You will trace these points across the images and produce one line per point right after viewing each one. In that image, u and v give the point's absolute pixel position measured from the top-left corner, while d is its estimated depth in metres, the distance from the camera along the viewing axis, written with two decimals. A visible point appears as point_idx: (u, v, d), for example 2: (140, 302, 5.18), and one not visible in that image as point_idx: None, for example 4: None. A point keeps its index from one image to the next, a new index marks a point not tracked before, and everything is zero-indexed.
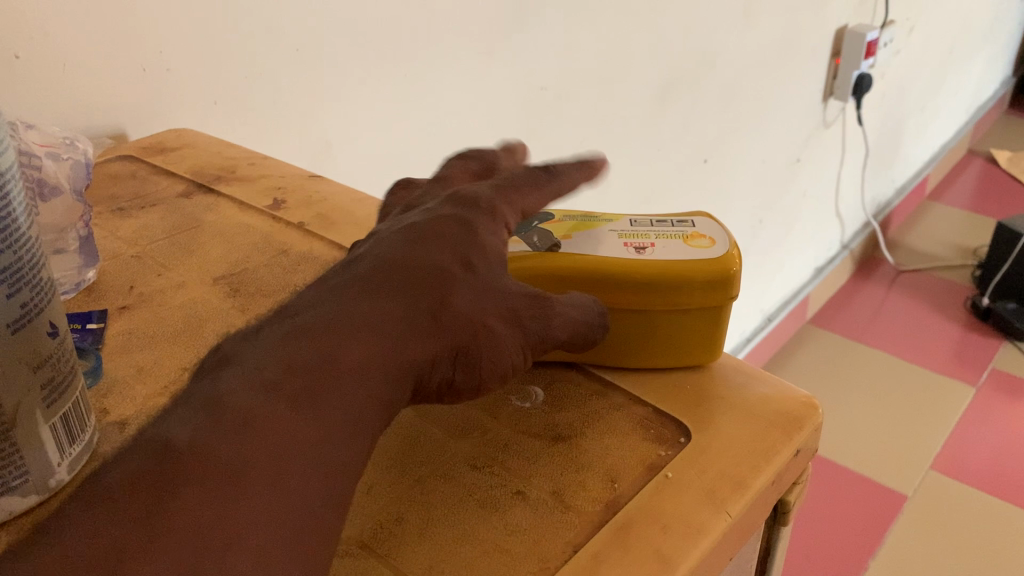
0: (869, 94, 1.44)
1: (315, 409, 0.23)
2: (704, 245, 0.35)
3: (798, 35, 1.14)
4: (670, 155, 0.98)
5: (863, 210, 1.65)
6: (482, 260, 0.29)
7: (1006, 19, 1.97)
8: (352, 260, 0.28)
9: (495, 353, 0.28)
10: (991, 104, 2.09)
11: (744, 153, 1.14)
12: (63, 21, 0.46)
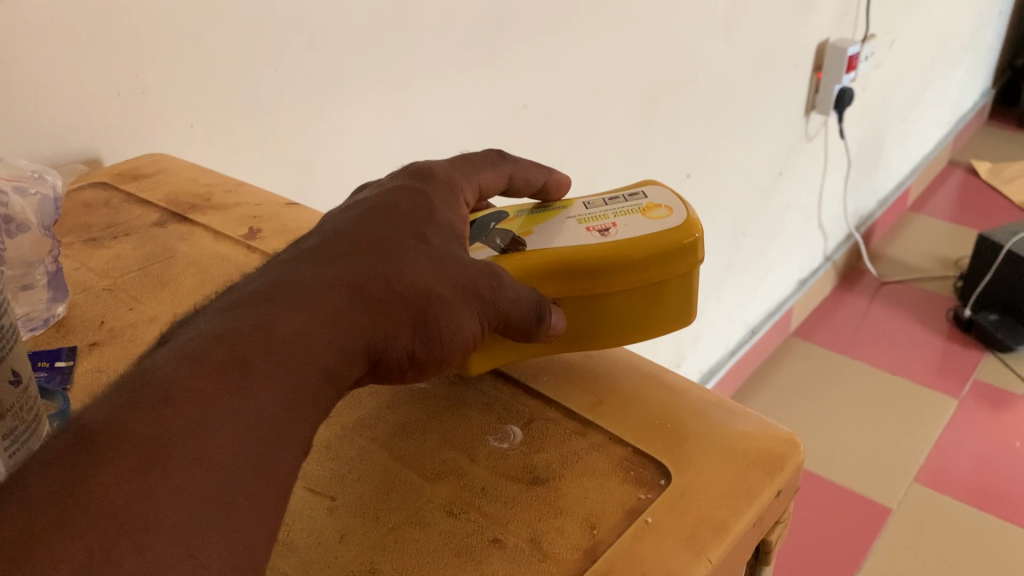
0: (851, 107, 1.45)
1: (248, 377, 0.25)
2: (660, 217, 0.38)
3: (779, 50, 1.15)
4: (653, 170, 0.98)
5: (845, 222, 1.65)
6: (434, 238, 0.32)
7: (986, 31, 1.98)
8: (307, 239, 0.31)
9: (446, 327, 0.30)
10: (972, 114, 2.10)
11: (727, 168, 1.14)
12: (34, 46, 0.46)
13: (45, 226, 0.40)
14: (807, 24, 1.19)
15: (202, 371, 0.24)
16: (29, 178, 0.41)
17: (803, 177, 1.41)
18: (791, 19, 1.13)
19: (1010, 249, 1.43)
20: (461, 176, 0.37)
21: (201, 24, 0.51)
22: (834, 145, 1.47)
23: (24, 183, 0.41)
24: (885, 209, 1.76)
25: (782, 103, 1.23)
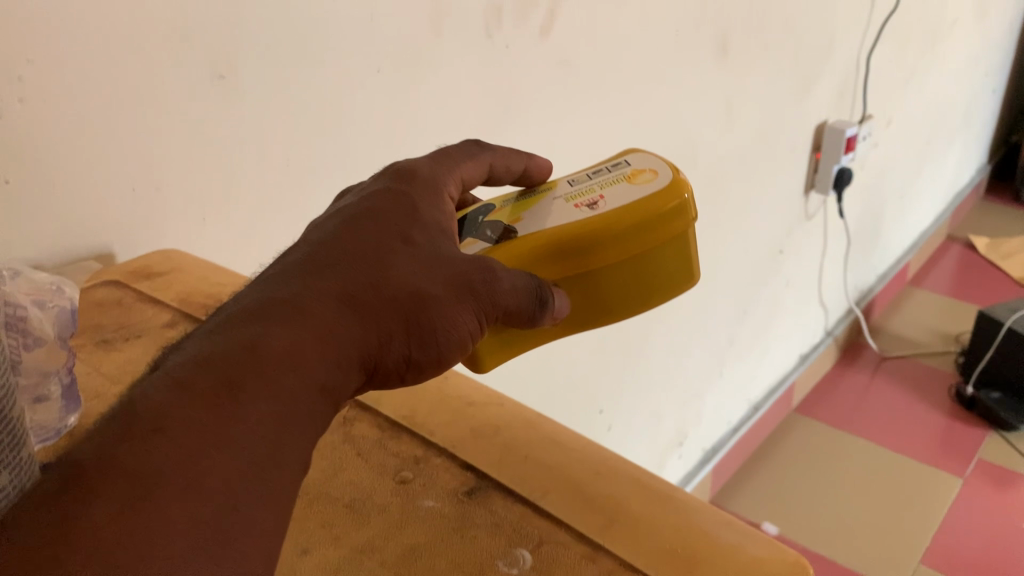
0: (849, 186, 1.46)
1: (244, 392, 0.27)
2: (643, 182, 0.42)
3: (778, 133, 1.16)
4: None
5: (846, 296, 1.66)
6: (418, 238, 0.34)
7: (981, 109, 2.01)
8: (290, 249, 0.33)
9: (436, 328, 0.33)
10: (970, 187, 2.12)
11: (728, 250, 1.15)
12: (54, 145, 0.47)
13: (63, 338, 0.41)
14: (805, 108, 1.21)
15: (195, 395, 0.26)
16: (49, 289, 0.42)
17: (803, 255, 1.42)
18: (788, 103, 1.15)
19: (1010, 326, 1.44)
20: (441, 172, 0.39)
21: (215, 121, 0.52)
22: (833, 223, 1.49)
23: (46, 295, 0.41)
24: (885, 283, 1.77)
25: (781, 185, 1.24)
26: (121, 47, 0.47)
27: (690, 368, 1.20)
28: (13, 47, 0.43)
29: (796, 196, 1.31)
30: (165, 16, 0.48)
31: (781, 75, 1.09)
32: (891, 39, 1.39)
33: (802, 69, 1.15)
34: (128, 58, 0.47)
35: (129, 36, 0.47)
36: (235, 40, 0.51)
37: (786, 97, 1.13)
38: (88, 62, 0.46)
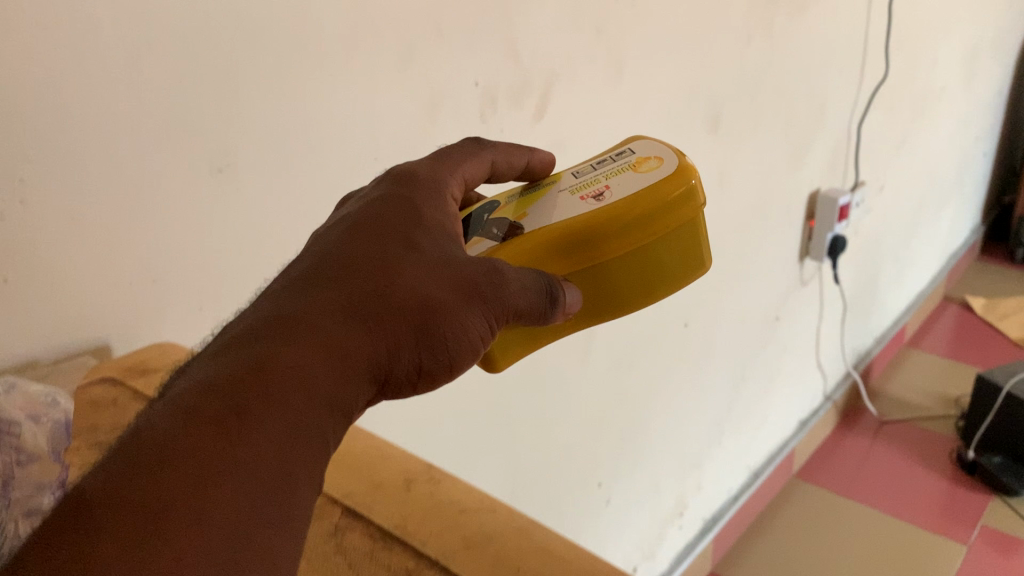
0: (844, 252, 1.48)
1: (255, 394, 0.29)
2: (651, 169, 0.45)
3: (772, 201, 1.17)
4: (654, 320, 0.99)
5: (843, 360, 1.66)
6: (425, 246, 0.36)
7: (972, 171, 2.04)
8: (302, 262, 0.35)
9: (447, 331, 0.35)
10: (965, 250, 2.14)
11: (724, 317, 1.15)
12: (54, 243, 0.47)
13: (57, 449, 0.42)
14: (799, 173, 1.22)
15: (209, 400, 0.28)
16: (48, 401, 0.43)
17: (800, 320, 1.42)
18: (783, 166, 1.16)
19: (1009, 391, 1.43)
20: (443, 171, 0.42)
21: (213, 208, 0.53)
22: (829, 287, 1.49)
23: (46, 407, 0.43)
24: (883, 344, 1.77)
25: (776, 248, 1.25)
26: (123, 145, 0.47)
27: (689, 433, 1.19)
28: (17, 152, 0.44)
29: (792, 261, 1.32)
30: (166, 111, 0.48)
31: (774, 137, 1.10)
32: (880, 109, 1.41)
33: (793, 135, 1.16)
34: (129, 154, 0.48)
35: (131, 134, 0.47)
36: (234, 127, 0.52)
37: (779, 160, 1.14)
38: (91, 162, 0.47)
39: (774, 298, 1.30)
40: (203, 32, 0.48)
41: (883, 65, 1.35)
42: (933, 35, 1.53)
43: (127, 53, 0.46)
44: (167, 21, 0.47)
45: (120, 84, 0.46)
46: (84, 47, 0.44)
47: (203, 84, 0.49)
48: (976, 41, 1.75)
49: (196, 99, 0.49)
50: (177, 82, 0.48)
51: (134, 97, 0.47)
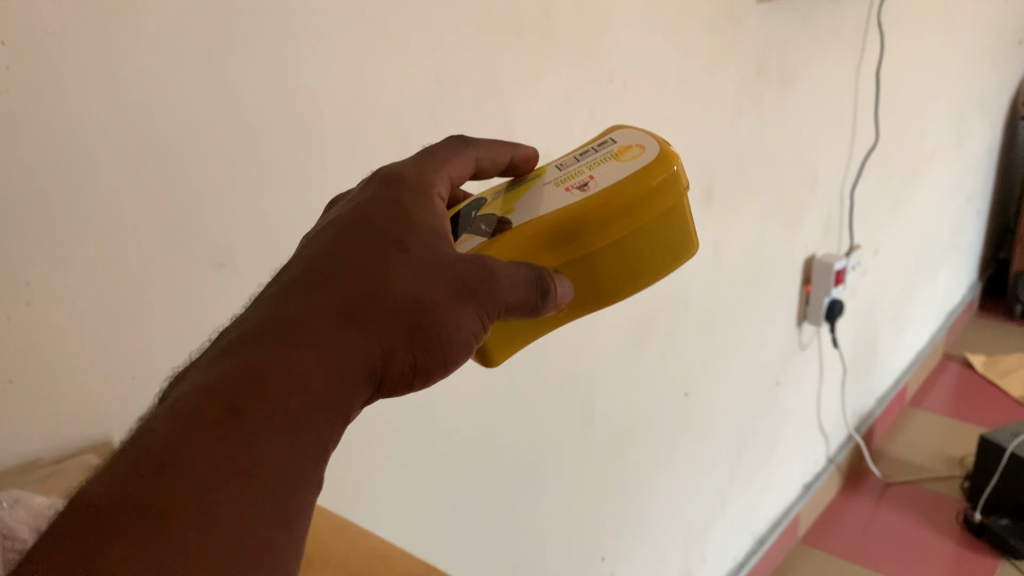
0: (841, 316, 1.48)
1: (253, 396, 0.32)
2: (632, 157, 0.48)
3: (767, 269, 1.18)
4: (652, 388, 0.99)
5: (844, 423, 1.65)
6: (414, 247, 0.39)
7: (965, 229, 2.05)
8: (300, 266, 0.38)
9: (440, 327, 0.38)
10: (961, 308, 2.15)
11: (722, 384, 1.15)
12: (63, 342, 0.45)
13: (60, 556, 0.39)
14: (796, 236, 1.23)
15: (211, 403, 0.31)
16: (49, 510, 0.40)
17: (801, 383, 1.42)
18: (779, 230, 1.17)
19: (1012, 451, 1.42)
20: (430, 171, 0.44)
21: (211, 291, 0.52)
22: (828, 351, 1.49)
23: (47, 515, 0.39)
24: (884, 405, 1.77)
25: (775, 311, 1.25)
26: (125, 242, 0.47)
27: (694, 499, 1.18)
28: (18, 257, 0.42)
29: (790, 324, 1.32)
30: (169, 209, 0.48)
31: (771, 202, 1.11)
32: (872, 175, 1.42)
33: (789, 201, 1.17)
34: (133, 253, 0.47)
35: (135, 233, 0.47)
36: (235, 218, 0.52)
37: (775, 224, 1.15)
38: (97, 263, 0.46)
39: (775, 361, 1.30)
40: (204, 129, 0.48)
41: (873, 133, 1.37)
42: (919, 103, 1.55)
43: (131, 155, 0.46)
44: (169, 122, 0.47)
45: (125, 185, 0.46)
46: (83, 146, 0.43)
47: (205, 179, 0.49)
48: (962, 107, 1.77)
49: (198, 194, 0.49)
50: (178, 180, 0.48)
51: (138, 197, 0.46)
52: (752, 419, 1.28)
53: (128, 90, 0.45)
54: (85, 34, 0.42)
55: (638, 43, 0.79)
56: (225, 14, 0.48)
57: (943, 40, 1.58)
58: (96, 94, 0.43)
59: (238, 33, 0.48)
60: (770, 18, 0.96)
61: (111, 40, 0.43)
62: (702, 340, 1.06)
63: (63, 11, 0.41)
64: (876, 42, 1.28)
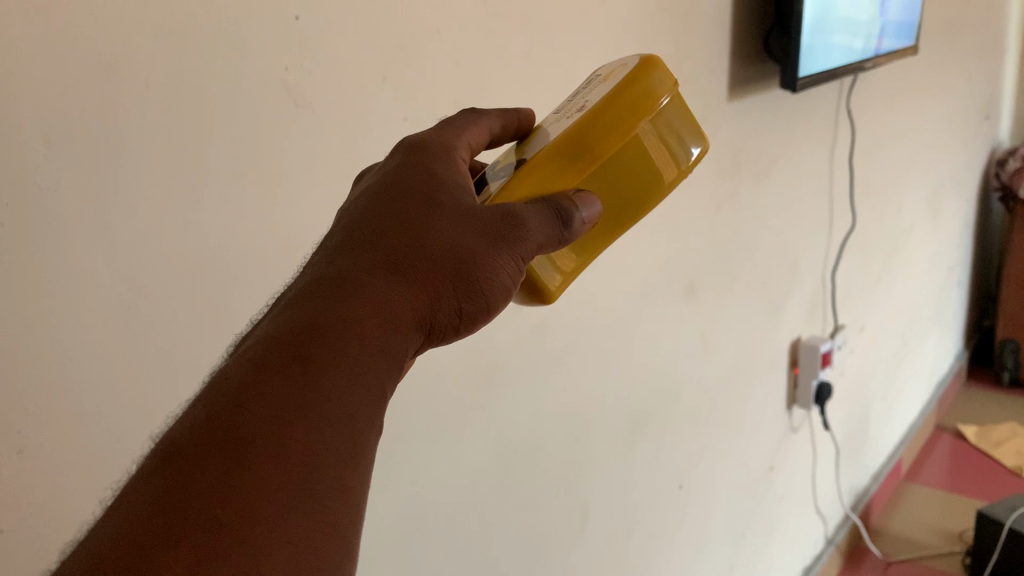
0: (831, 398, 1.47)
1: (295, 360, 0.32)
2: (618, 73, 0.48)
3: (755, 358, 1.17)
4: (648, 485, 0.97)
5: (841, 501, 1.61)
6: (446, 199, 0.39)
7: (948, 302, 2.08)
8: (340, 230, 0.38)
9: (482, 274, 0.37)
10: (950, 379, 2.16)
11: (716, 473, 1.13)
12: (56, 485, 0.42)
13: None
14: (784, 318, 1.24)
15: (255, 373, 0.32)
16: None
17: (794, 464, 1.40)
18: (768, 310, 1.17)
19: (1011, 527, 1.41)
20: (450, 136, 0.44)
21: None
22: (819, 430, 1.47)
23: None
24: (880, 482, 1.75)
25: (766, 391, 1.24)
26: (124, 358, 0.44)
27: None
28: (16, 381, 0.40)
29: (781, 405, 1.31)
30: (165, 345, 0.46)
31: (757, 285, 1.11)
32: (851, 258, 1.44)
33: (775, 283, 1.17)
34: (127, 396, 0.45)
35: (128, 376, 0.45)
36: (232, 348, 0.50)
37: (763, 304, 1.15)
38: (89, 410, 0.43)
39: (768, 444, 1.28)
40: (198, 266, 0.47)
41: (848, 217, 1.39)
42: (891, 186, 1.58)
43: (124, 296, 0.43)
44: (163, 262, 0.45)
45: (119, 328, 0.44)
46: (86, 260, 0.42)
47: (202, 313, 0.47)
48: (933, 187, 1.81)
49: (192, 328, 0.47)
50: (174, 318, 0.46)
51: (132, 340, 0.44)
52: (748, 503, 1.25)
53: (123, 233, 0.43)
54: (78, 180, 0.41)
55: None
56: (219, 151, 0.46)
57: (908, 127, 1.62)
58: (88, 240, 0.41)
59: (231, 170, 0.47)
60: (749, 116, 0.97)
61: (112, 172, 0.42)
62: (695, 426, 1.04)
63: (66, 136, 0.40)
64: (846, 131, 1.31)
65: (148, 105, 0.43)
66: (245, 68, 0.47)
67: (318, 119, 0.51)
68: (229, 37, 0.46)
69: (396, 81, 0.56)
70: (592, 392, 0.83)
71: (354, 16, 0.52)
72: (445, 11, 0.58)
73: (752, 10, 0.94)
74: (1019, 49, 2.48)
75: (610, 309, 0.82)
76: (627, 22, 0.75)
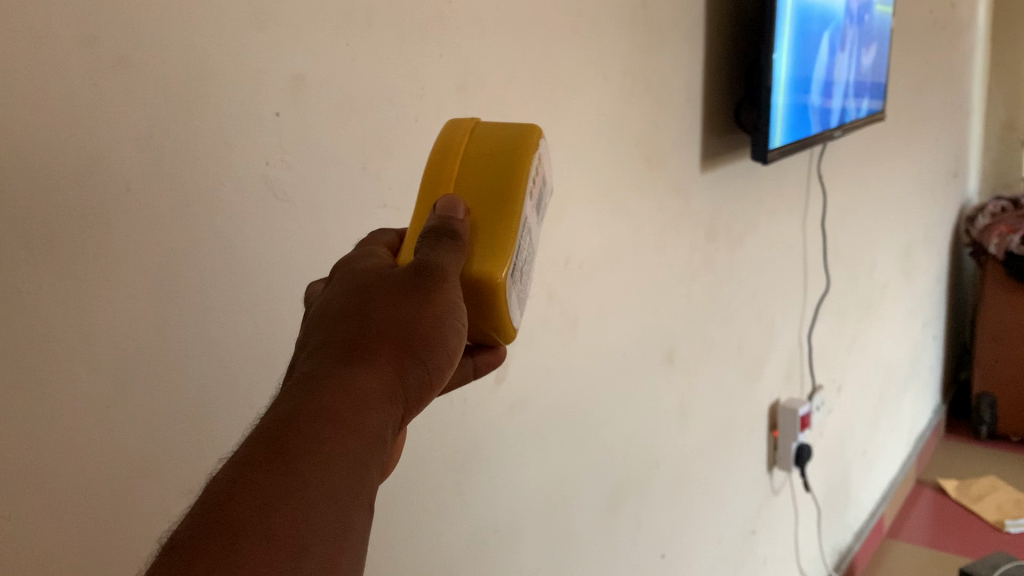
0: (811, 460, 1.45)
1: (265, 451, 0.31)
2: None
3: (734, 419, 1.14)
4: (631, 560, 0.91)
5: (823, 563, 1.58)
6: (389, 275, 0.38)
7: (923, 361, 2.10)
8: (299, 340, 0.38)
9: (435, 329, 0.36)
10: (929, 433, 2.18)
11: (701, 540, 1.08)
12: None
13: None
14: (761, 379, 1.22)
15: (226, 475, 0.30)
16: None
17: (777, 529, 1.36)
18: (746, 370, 1.15)
19: None
20: (364, 246, 0.43)
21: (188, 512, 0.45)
22: (800, 493, 1.44)
23: None
24: (861, 541, 1.72)
25: (746, 452, 1.21)
26: (95, 469, 0.40)
27: None
28: None
29: (762, 466, 1.28)
30: (138, 453, 0.42)
31: (734, 348, 1.10)
32: (825, 318, 1.44)
33: (753, 344, 1.16)
34: (107, 510, 0.41)
35: (108, 488, 0.41)
36: (209, 451, 0.45)
37: (741, 366, 1.14)
38: (66, 529, 0.39)
39: (750, 509, 1.24)
40: (178, 368, 0.43)
41: (821, 279, 1.40)
42: (861, 251, 1.60)
43: (103, 403, 0.40)
44: (143, 364, 0.41)
45: (98, 436, 0.40)
46: (59, 363, 0.38)
47: (178, 415, 0.43)
48: (902, 251, 1.83)
49: (167, 433, 0.43)
50: (154, 423, 0.42)
51: (112, 449, 0.40)
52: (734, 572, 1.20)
53: (103, 337, 0.39)
54: (58, 284, 0.37)
55: (610, 226, 0.77)
56: (201, 249, 0.43)
57: (876, 192, 1.64)
58: (68, 344, 0.38)
59: (212, 269, 0.44)
60: (720, 184, 0.98)
61: (90, 267, 0.38)
62: (682, 497, 1.00)
63: (41, 230, 0.36)
64: (817, 195, 1.33)
65: (128, 196, 0.39)
66: (228, 157, 0.44)
67: (298, 209, 0.48)
68: (214, 132, 0.43)
69: (376, 167, 0.53)
70: (578, 472, 0.79)
71: (337, 103, 0.49)
72: (426, 101, 0.56)
73: (723, 84, 0.95)
74: (979, 121, 2.54)
75: (590, 386, 0.79)
76: (606, 98, 0.74)
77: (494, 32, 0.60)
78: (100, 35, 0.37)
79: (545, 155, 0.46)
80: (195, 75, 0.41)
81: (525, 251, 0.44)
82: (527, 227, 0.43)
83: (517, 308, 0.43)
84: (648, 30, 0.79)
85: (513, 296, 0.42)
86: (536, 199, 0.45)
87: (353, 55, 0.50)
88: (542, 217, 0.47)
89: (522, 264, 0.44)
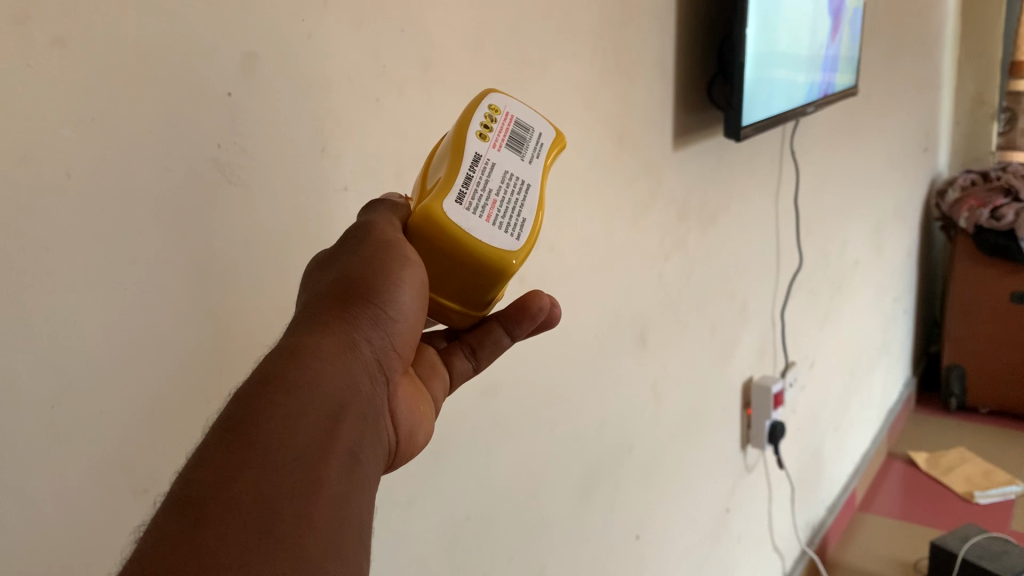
0: (784, 437, 1.45)
1: (224, 427, 0.32)
2: None
3: (708, 397, 1.14)
4: (604, 544, 0.90)
5: (797, 538, 1.58)
6: (339, 259, 0.39)
7: (893, 335, 2.11)
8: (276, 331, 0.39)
9: (375, 288, 0.37)
10: (899, 406, 2.20)
11: (674, 521, 1.07)
12: None
13: None
14: (734, 359, 1.21)
15: (193, 457, 0.31)
16: None
17: (749, 504, 1.35)
18: (719, 349, 1.15)
19: (964, 557, 1.41)
20: None
21: (137, 502, 0.43)
22: (773, 469, 1.43)
23: None
24: (834, 514, 1.73)
25: (719, 431, 1.20)
26: (38, 468, 0.38)
27: None
28: None
29: (734, 442, 1.27)
30: (85, 448, 0.40)
31: (707, 328, 1.09)
32: (798, 296, 1.44)
33: (725, 323, 1.16)
34: (51, 507, 0.39)
35: (52, 485, 0.39)
36: (161, 445, 0.44)
37: (713, 345, 1.13)
38: (7, 531, 0.38)
39: (722, 487, 1.23)
40: (128, 362, 0.42)
41: (795, 256, 1.40)
42: (834, 227, 1.61)
43: (48, 401, 0.39)
44: (90, 360, 0.40)
45: (42, 438, 0.38)
46: None
47: (127, 408, 0.42)
48: (873, 227, 1.84)
49: (115, 426, 0.41)
50: (102, 418, 0.41)
51: (53, 447, 0.39)
52: (706, 553, 1.19)
53: (41, 331, 0.38)
54: None
55: (579, 205, 0.76)
56: (151, 240, 0.42)
57: (848, 170, 1.64)
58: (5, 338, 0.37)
59: (162, 257, 0.42)
60: (692, 164, 0.97)
61: (28, 255, 0.37)
62: (653, 479, 0.99)
63: None
64: (791, 173, 1.33)
65: (71, 183, 0.38)
66: (178, 141, 0.42)
67: (253, 194, 0.47)
68: (162, 117, 0.41)
69: (336, 152, 0.51)
70: (549, 454, 0.78)
71: (292, 84, 0.48)
72: (386, 79, 0.54)
73: (696, 60, 0.95)
74: (952, 94, 2.55)
75: (561, 368, 0.78)
76: (576, 75, 0.73)
77: (458, 8, 0.59)
78: (35, 13, 0.36)
79: (507, 114, 0.43)
80: (141, 57, 0.40)
81: (497, 186, 0.40)
82: (485, 163, 0.40)
83: (499, 232, 0.39)
84: (619, 6, 0.78)
85: (476, 222, 0.39)
86: (501, 144, 0.42)
87: (310, 30, 0.48)
88: (539, 162, 0.43)
89: (496, 196, 0.40)
